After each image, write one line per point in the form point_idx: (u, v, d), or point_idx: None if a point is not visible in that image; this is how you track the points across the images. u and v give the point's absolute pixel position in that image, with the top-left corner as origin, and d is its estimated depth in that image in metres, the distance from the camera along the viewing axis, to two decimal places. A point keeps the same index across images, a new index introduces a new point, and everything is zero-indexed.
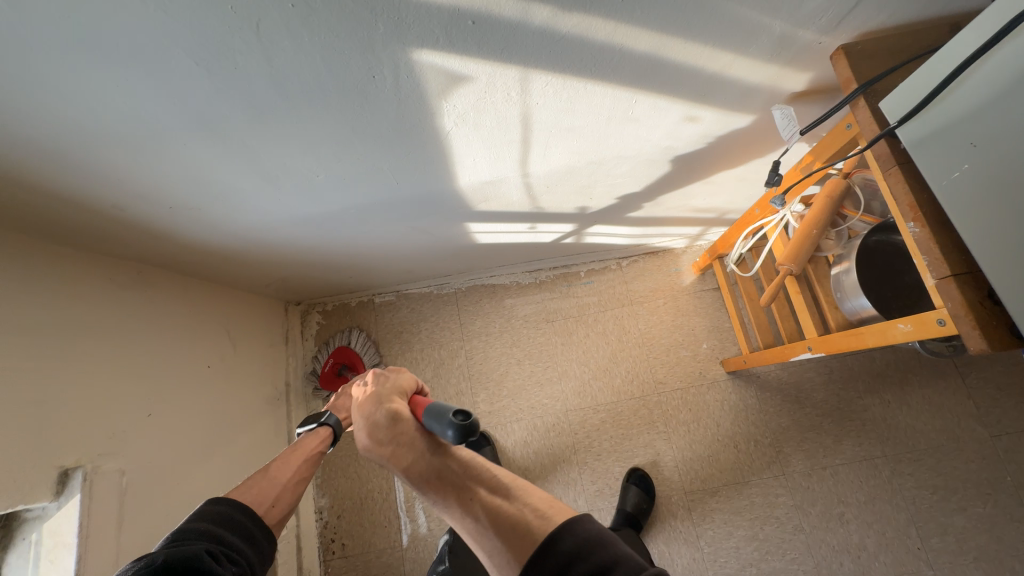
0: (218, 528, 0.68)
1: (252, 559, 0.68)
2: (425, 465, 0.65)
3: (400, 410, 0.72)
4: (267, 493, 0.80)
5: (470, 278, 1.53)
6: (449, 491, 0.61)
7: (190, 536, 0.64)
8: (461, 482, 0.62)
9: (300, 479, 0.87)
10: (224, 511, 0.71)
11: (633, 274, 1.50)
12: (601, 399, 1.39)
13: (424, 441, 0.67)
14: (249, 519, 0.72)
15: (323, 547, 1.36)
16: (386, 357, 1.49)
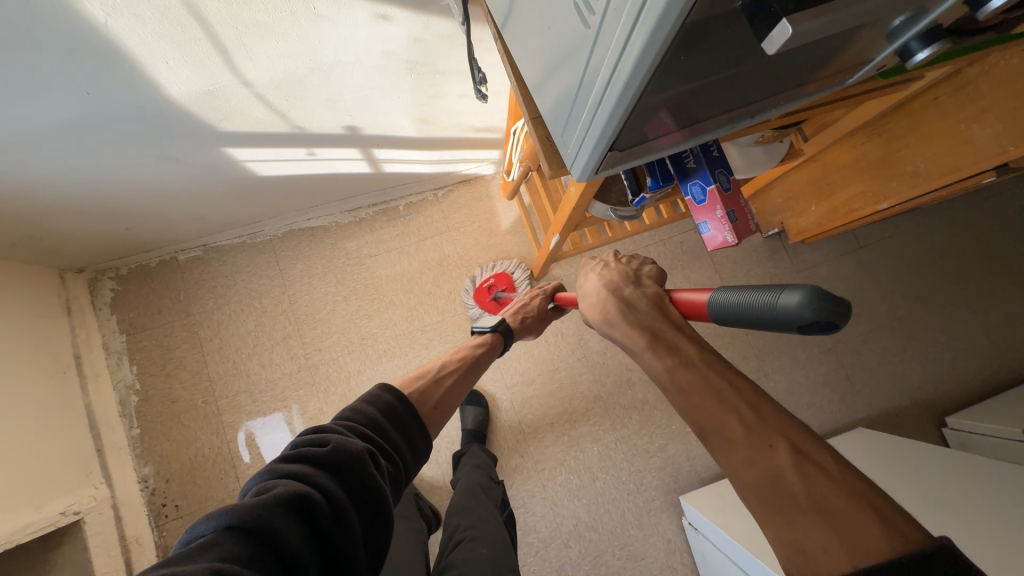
0: (398, 441, 0.70)
1: (407, 459, 0.70)
2: (697, 378, 0.53)
3: (666, 306, 0.65)
4: (443, 398, 0.86)
5: (284, 223, 1.50)
6: (697, 381, 0.53)
7: (355, 423, 0.67)
8: (769, 433, 0.48)
9: (467, 375, 0.94)
10: (392, 405, 0.73)
11: (449, 202, 1.59)
12: (429, 320, 1.50)
13: (663, 325, 0.62)
14: (411, 417, 0.74)
15: (154, 513, 1.32)
16: (201, 315, 1.43)
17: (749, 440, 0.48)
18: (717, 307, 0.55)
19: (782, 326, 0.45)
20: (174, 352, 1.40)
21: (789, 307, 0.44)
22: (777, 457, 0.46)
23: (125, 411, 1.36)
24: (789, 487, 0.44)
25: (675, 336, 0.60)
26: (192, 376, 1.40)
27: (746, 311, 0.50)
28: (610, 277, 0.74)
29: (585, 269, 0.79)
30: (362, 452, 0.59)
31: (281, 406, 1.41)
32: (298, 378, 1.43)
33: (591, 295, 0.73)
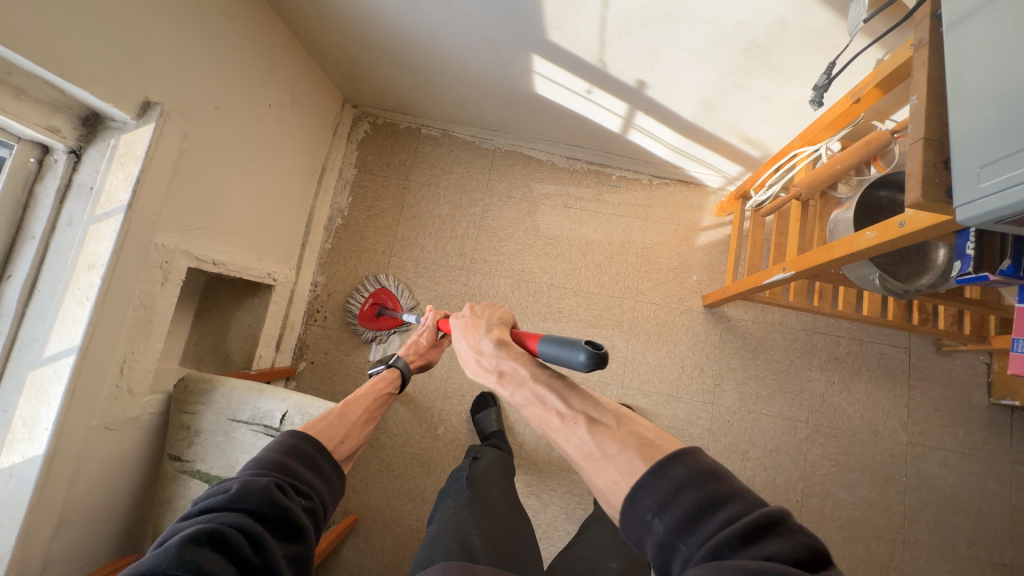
0: (302, 472, 0.74)
1: (321, 492, 0.75)
2: (526, 399, 0.64)
3: (508, 346, 0.71)
4: (339, 428, 0.89)
5: (511, 143, 1.62)
6: (534, 402, 0.63)
7: (265, 462, 0.72)
8: (573, 412, 0.60)
9: (366, 414, 0.97)
10: (296, 446, 0.77)
11: (659, 193, 1.56)
12: (585, 287, 1.52)
13: (506, 358, 0.68)
14: (318, 455, 0.78)
15: (308, 313, 1.57)
16: (413, 184, 1.62)
17: (576, 435, 0.58)
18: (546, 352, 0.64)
19: (568, 364, 0.60)
20: (381, 202, 1.62)
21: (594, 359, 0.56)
22: (585, 445, 0.57)
23: (329, 226, 1.61)
24: (591, 450, 0.56)
25: (502, 361, 0.69)
26: (383, 228, 1.60)
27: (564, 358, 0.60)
28: (464, 329, 0.79)
29: (459, 327, 0.81)
30: (267, 487, 0.66)
31: (432, 289, 1.55)
32: (456, 274, 1.56)
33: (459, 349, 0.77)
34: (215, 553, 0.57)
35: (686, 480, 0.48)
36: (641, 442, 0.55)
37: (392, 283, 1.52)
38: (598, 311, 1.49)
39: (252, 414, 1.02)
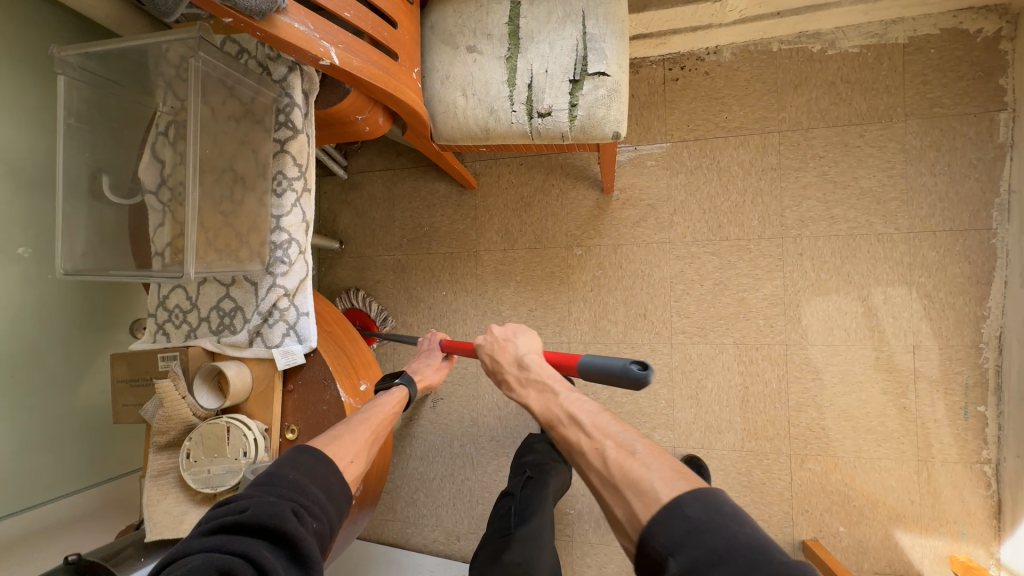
0: (303, 474, 0.59)
1: (331, 519, 0.58)
2: (543, 412, 0.69)
3: (548, 370, 0.74)
4: (347, 445, 0.67)
5: (1009, 252, 1.07)
6: (545, 398, 0.70)
7: (275, 482, 0.57)
8: (595, 443, 0.59)
9: (372, 438, 0.71)
10: (304, 456, 0.61)
11: (964, 476, 1.09)
12: (791, 390, 1.17)
13: (538, 372, 0.74)
14: (322, 463, 0.61)
15: (671, 60, 1.25)
16: (902, 128, 1.12)
17: (612, 446, 0.57)
18: (588, 367, 0.69)
19: (613, 377, 0.66)
20: (861, 91, 1.15)
21: (630, 371, 0.64)
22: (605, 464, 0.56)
23: (808, 37, 1.17)
24: (623, 467, 0.54)
25: (529, 369, 0.75)
26: (821, 107, 1.17)
27: (607, 364, 0.66)
28: (493, 349, 0.82)
29: (488, 340, 0.84)
30: (281, 511, 0.52)
31: (744, 196, 1.21)
32: (771, 221, 1.20)
33: (492, 364, 0.81)
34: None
35: (698, 522, 0.46)
36: (675, 474, 0.52)
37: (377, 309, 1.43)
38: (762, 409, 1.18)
39: (593, 35, 0.82)
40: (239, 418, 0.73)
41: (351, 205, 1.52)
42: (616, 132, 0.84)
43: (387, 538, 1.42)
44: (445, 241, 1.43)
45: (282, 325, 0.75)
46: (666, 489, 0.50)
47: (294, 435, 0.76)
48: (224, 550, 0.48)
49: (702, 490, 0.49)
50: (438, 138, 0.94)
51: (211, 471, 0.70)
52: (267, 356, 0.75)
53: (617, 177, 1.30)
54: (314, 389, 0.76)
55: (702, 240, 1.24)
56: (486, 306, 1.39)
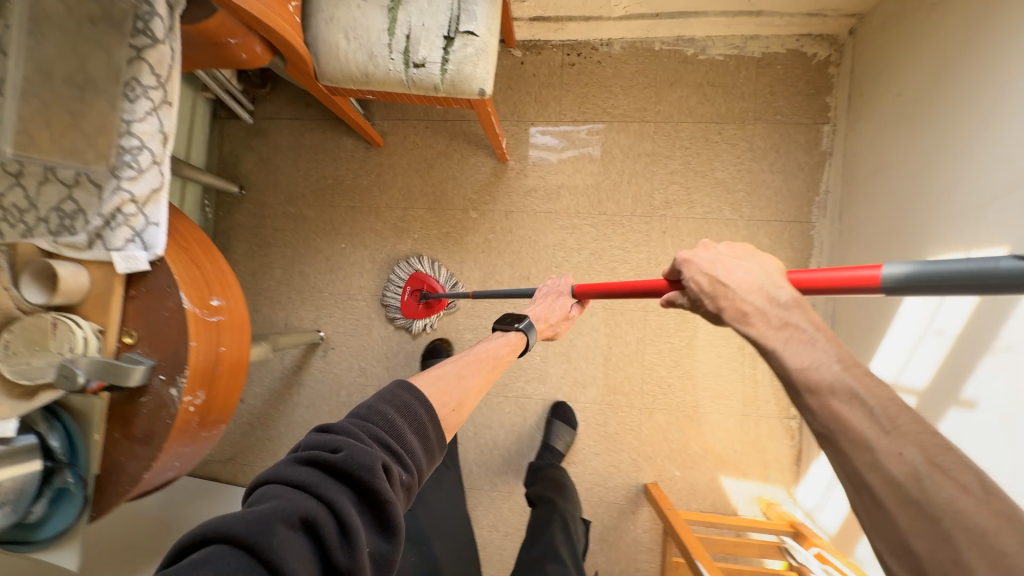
0: (399, 419, 0.58)
1: (419, 464, 0.59)
2: (840, 387, 0.49)
3: (800, 309, 0.55)
4: (451, 394, 0.70)
5: (823, 242, 1.28)
6: (805, 353, 0.53)
7: (370, 420, 0.57)
8: (886, 443, 0.46)
9: (478, 388, 0.75)
10: (398, 394, 0.61)
11: (775, 428, 1.29)
12: (647, 351, 1.32)
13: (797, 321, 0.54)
14: (423, 417, 0.61)
15: (569, 46, 1.37)
16: (751, 130, 1.31)
17: (914, 458, 0.44)
18: (905, 281, 0.48)
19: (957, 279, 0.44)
20: (722, 95, 1.32)
21: (992, 271, 0.42)
22: (975, 521, 0.41)
23: (684, 41, 1.33)
24: (1002, 546, 0.39)
25: (779, 306, 0.56)
26: (689, 105, 1.33)
27: (943, 275, 0.45)
28: (708, 273, 0.61)
29: (698, 263, 0.62)
30: (373, 466, 0.50)
31: (622, 177, 1.35)
32: (643, 200, 1.34)
33: (714, 283, 0.60)
34: (288, 522, 0.44)
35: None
36: (868, 426, 0.47)
37: (432, 264, 1.37)
38: (622, 367, 1.33)
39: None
40: (69, 315, 0.73)
41: (255, 151, 1.50)
42: (482, 89, 0.92)
43: None
44: (348, 195, 1.46)
45: (126, 230, 0.76)
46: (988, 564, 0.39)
47: (131, 340, 0.77)
48: (314, 493, 0.48)
49: None
50: (321, 77, 0.98)
51: (29, 363, 0.70)
52: (107, 259, 0.75)
53: (515, 149, 1.39)
54: (155, 297, 0.77)
55: (583, 213, 1.36)
56: (384, 261, 1.43)
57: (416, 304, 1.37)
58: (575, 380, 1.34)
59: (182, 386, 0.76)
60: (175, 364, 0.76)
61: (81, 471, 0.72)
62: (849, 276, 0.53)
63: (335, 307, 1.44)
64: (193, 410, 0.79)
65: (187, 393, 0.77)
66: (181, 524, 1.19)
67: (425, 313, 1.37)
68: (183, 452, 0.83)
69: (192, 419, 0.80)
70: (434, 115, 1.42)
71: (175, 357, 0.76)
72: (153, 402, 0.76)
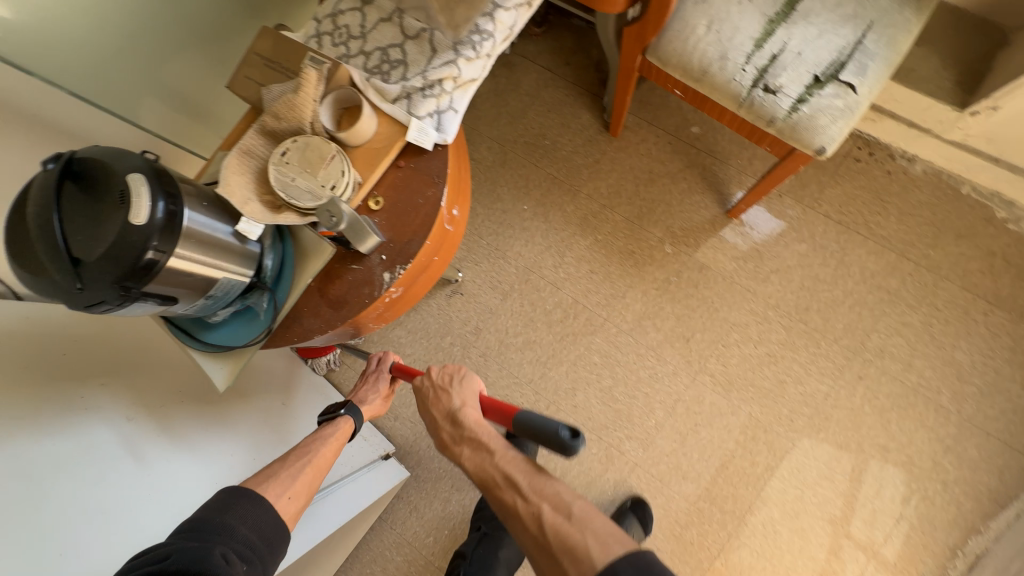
0: (233, 521, 0.68)
1: (259, 548, 0.70)
2: (490, 477, 0.76)
3: (479, 419, 0.82)
4: (286, 484, 0.78)
5: None
6: (481, 459, 0.78)
7: (196, 529, 0.66)
8: (533, 508, 0.71)
9: (314, 469, 0.83)
10: (229, 499, 0.71)
11: None
12: (768, 483, 1.16)
13: (488, 434, 0.80)
14: (252, 502, 0.72)
15: (864, 140, 1.21)
16: (1022, 329, 1.10)
17: (550, 511, 0.69)
18: (523, 420, 0.72)
19: (546, 425, 0.68)
20: (1010, 277, 1.12)
21: (559, 434, 0.67)
22: (541, 512, 0.70)
23: (996, 201, 1.14)
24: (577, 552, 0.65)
25: (467, 427, 0.81)
26: (965, 266, 1.14)
27: (540, 422, 0.69)
28: (429, 395, 0.87)
29: (423, 390, 0.87)
30: (205, 560, 0.60)
31: (846, 297, 1.18)
32: (854, 332, 1.17)
33: (423, 404, 0.86)
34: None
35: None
36: None
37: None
38: (733, 481, 1.17)
39: (865, 49, 0.78)
40: (345, 154, 0.69)
41: (495, 78, 1.46)
42: (821, 148, 0.80)
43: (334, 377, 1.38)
44: (555, 163, 1.38)
45: (433, 104, 0.71)
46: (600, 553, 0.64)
47: (374, 207, 0.72)
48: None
49: (635, 554, 0.62)
50: (651, 52, 0.88)
51: (293, 179, 0.66)
52: (402, 121, 0.71)
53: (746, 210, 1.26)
54: (419, 179, 0.72)
55: (783, 310, 1.21)
56: (553, 242, 1.35)
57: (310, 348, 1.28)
58: (675, 464, 1.20)
59: (396, 277, 0.70)
60: (401, 251, 0.71)
61: (277, 303, 0.69)
62: (486, 400, 0.83)
63: (484, 257, 1.38)
64: (385, 301, 0.73)
65: (395, 284, 0.71)
66: (257, 372, 1.11)
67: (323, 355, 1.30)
68: (347, 331, 0.77)
69: (379, 308, 0.74)
70: (683, 136, 1.32)
71: (405, 245, 0.71)
72: (362, 275, 0.71)
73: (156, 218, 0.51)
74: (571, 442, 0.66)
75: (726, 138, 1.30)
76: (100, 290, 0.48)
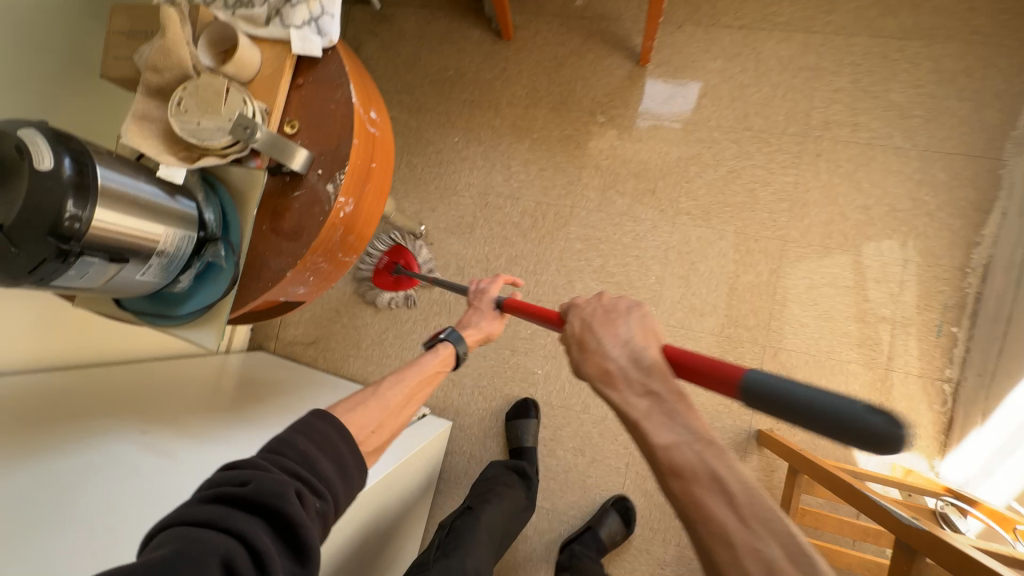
0: (311, 448, 0.55)
1: (345, 494, 0.56)
2: (698, 467, 0.50)
3: (661, 368, 0.59)
4: (370, 416, 0.69)
5: (1014, 183, 1.09)
6: (672, 432, 0.53)
7: (284, 453, 0.54)
8: (751, 537, 0.47)
9: (405, 399, 0.77)
10: (312, 427, 0.58)
11: (924, 387, 1.13)
12: (779, 285, 1.18)
13: (671, 391, 0.56)
14: (345, 443, 0.58)
15: None
16: (937, 48, 1.14)
17: (776, 550, 0.45)
18: (756, 387, 0.54)
19: (843, 406, 0.48)
20: (909, 8, 1.16)
21: (871, 423, 0.47)
22: (765, 550, 0.46)
23: None
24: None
25: (653, 379, 0.58)
26: (867, 16, 1.17)
27: (809, 400, 0.50)
28: (592, 316, 0.67)
29: (596, 308, 0.67)
30: (286, 489, 0.48)
31: (776, 90, 1.21)
32: (797, 118, 1.20)
33: (585, 329, 0.66)
34: (200, 564, 0.40)
35: None
36: None
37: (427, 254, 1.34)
38: (749, 297, 1.19)
39: None
40: (241, 87, 0.67)
41: (379, 38, 1.46)
42: None
43: (346, 371, 1.37)
44: (467, 88, 1.39)
45: (305, 11, 0.70)
46: None
47: (292, 131, 0.71)
48: (220, 529, 0.44)
49: None
50: None
51: (199, 123, 0.64)
52: (282, 37, 0.70)
53: (657, 53, 1.28)
54: (322, 87, 0.71)
55: (726, 126, 1.23)
56: (495, 160, 1.35)
57: (387, 277, 1.31)
58: (691, 308, 1.21)
59: (339, 184, 0.70)
60: (334, 159, 0.70)
61: (233, 245, 0.67)
62: (705, 360, 0.59)
63: (438, 202, 1.38)
64: (341, 218, 0.73)
65: (341, 194, 0.70)
66: (258, 381, 1.12)
67: (396, 289, 1.32)
68: (320, 267, 0.77)
69: (337, 228, 0.73)
70: (571, 11, 1.33)
71: (335, 152, 0.70)
72: (307, 197, 0.70)
73: (63, 168, 0.48)
74: (890, 432, 0.45)
75: None
76: (35, 248, 0.46)
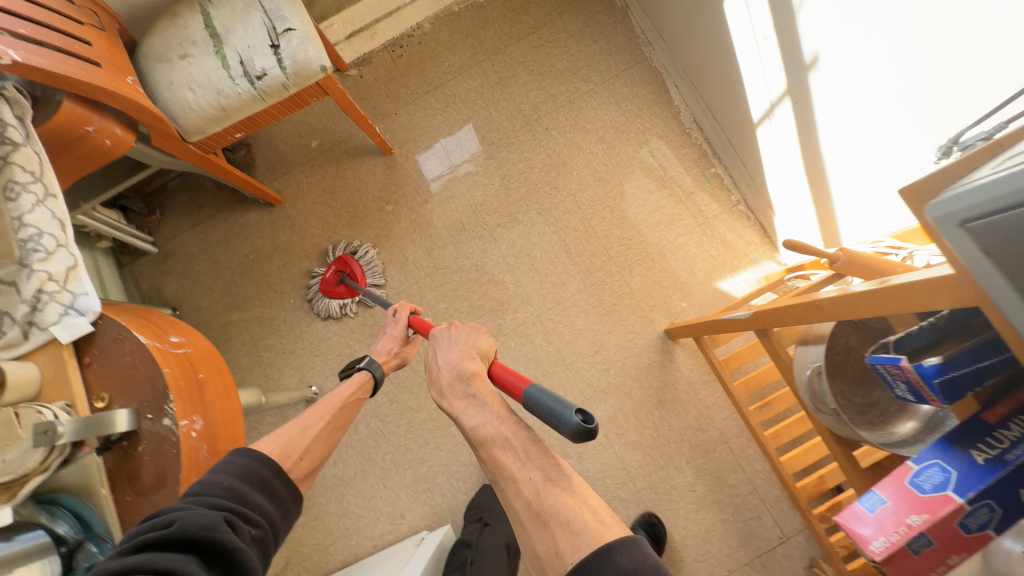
0: (246, 488, 0.63)
1: (271, 517, 0.64)
2: (494, 437, 0.60)
3: (480, 377, 0.68)
4: (298, 443, 0.75)
5: (665, 66, 1.47)
6: (471, 416, 0.63)
7: (210, 492, 0.59)
8: (527, 471, 0.56)
9: (327, 431, 0.81)
10: (245, 466, 0.65)
11: (731, 218, 1.38)
12: (595, 224, 1.40)
13: (472, 390, 0.66)
14: (271, 475, 0.66)
15: (392, 46, 1.57)
16: (559, 24, 1.53)
17: (540, 479, 0.55)
18: (532, 394, 0.62)
19: (555, 412, 0.58)
20: (524, 14, 1.55)
21: (574, 423, 0.55)
22: (532, 477, 0.55)
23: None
24: (539, 506, 0.53)
25: (466, 381, 0.67)
26: (507, 33, 1.54)
27: (543, 403, 0.60)
28: (437, 348, 0.75)
29: (445, 333, 0.77)
30: (215, 522, 0.54)
31: (489, 110, 1.50)
32: (516, 117, 1.49)
33: (433, 360, 0.73)
34: None
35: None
36: None
37: (368, 256, 1.41)
38: (583, 246, 1.39)
39: (273, 12, 1.06)
40: (29, 402, 0.70)
41: (173, 271, 1.50)
42: (323, 65, 1.06)
43: (334, 565, 1.26)
44: (274, 257, 1.48)
45: (57, 306, 0.76)
46: (603, 535, 0.49)
47: (105, 402, 0.74)
48: (149, 570, 0.47)
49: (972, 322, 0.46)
50: (188, 136, 1.09)
51: (1, 459, 0.63)
52: (47, 337, 0.75)
53: (394, 139, 1.51)
54: (111, 351, 0.76)
55: (478, 152, 1.48)
56: (334, 292, 1.44)
57: (331, 282, 1.39)
58: (553, 284, 1.37)
59: (174, 412, 0.72)
60: (156, 397, 0.73)
61: (103, 535, 0.69)
62: (501, 374, 0.69)
63: (313, 356, 1.41)
64: (197, 436, 0.75)
65: (182, 417, 0.73)
66: None
67: (343, 296, 1.39)
68: None
69: (200, 446, 0.75)
70: (313, 153, 1.53)
71: (153, 390, 0.73)
72: (152, 442, 0.72)
73: None
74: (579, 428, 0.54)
75: (334, 125, 1.54)
76: None
